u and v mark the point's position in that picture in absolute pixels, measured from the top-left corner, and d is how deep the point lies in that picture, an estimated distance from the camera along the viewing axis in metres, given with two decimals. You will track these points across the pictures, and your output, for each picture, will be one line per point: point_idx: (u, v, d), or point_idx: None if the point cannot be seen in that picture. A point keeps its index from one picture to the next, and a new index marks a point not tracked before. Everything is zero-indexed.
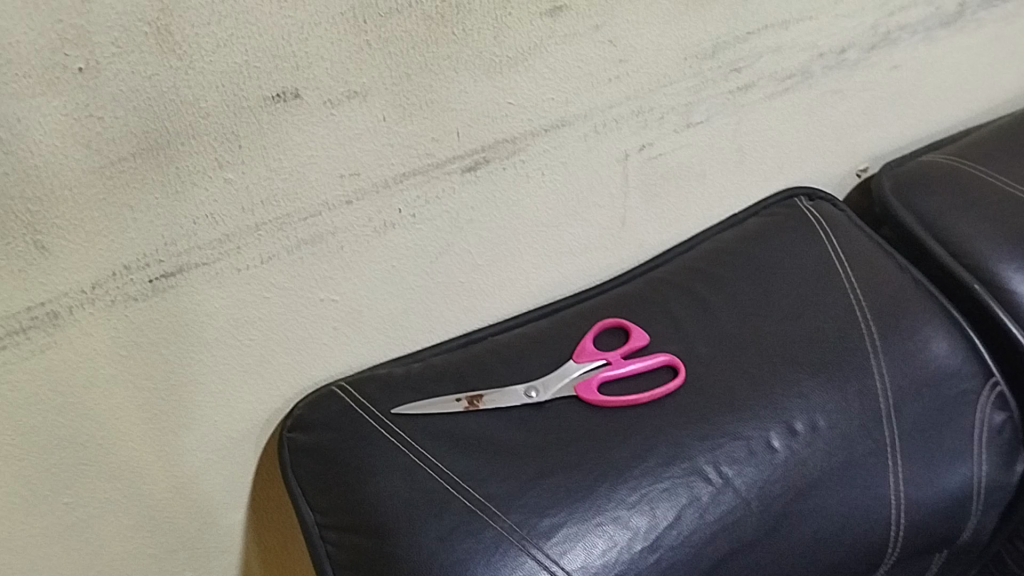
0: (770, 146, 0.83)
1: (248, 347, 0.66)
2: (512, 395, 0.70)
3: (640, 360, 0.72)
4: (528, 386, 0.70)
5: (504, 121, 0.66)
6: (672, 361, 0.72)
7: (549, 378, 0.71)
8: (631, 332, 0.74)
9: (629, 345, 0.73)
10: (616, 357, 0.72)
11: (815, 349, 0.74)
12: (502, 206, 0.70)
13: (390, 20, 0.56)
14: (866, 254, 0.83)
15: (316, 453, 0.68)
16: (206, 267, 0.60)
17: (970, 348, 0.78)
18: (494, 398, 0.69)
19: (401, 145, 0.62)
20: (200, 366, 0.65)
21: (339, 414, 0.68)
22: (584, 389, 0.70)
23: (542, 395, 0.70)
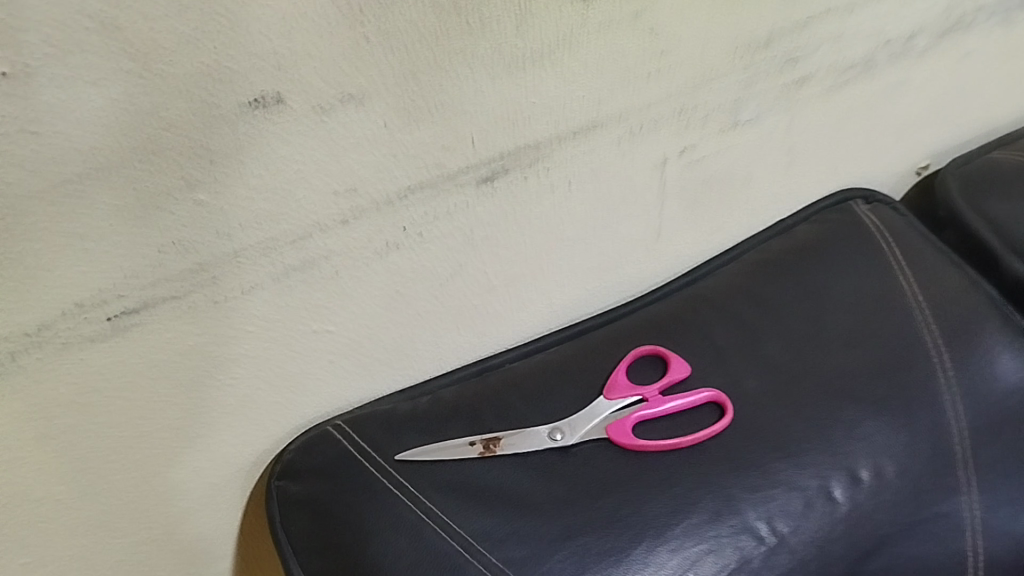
0: (824, 145, 0.74)
1: (230, 385, 0.57)
2: (535, 439, 0.61)
3: (682, 398, 0.62)
4: (553, 428, 0.61)
5: (527, 125, 0.56)
6: (718, 398, 0.63)
7: (577, 418, 0.62)
8: (670, 363, 0.65)
9: (668, 379, 0.64)
10: (654, 393, 0.63)
11: (882, 381, 0.65)
12: (522, 220, 0.61)
13: (393, 10, 0.47)
14: (934, 267, 0.73)
15: (310, 507, 0.59)
16: (176, 300, 0.51)
17: None
18: (513, 442, 0.60)
19: (406, 155, 0.53)
20: (174, 410, 0.56)
21: (336, 459, 0.60)
22: (617, 432, 0.61)
23: (569, 439, 0.61)
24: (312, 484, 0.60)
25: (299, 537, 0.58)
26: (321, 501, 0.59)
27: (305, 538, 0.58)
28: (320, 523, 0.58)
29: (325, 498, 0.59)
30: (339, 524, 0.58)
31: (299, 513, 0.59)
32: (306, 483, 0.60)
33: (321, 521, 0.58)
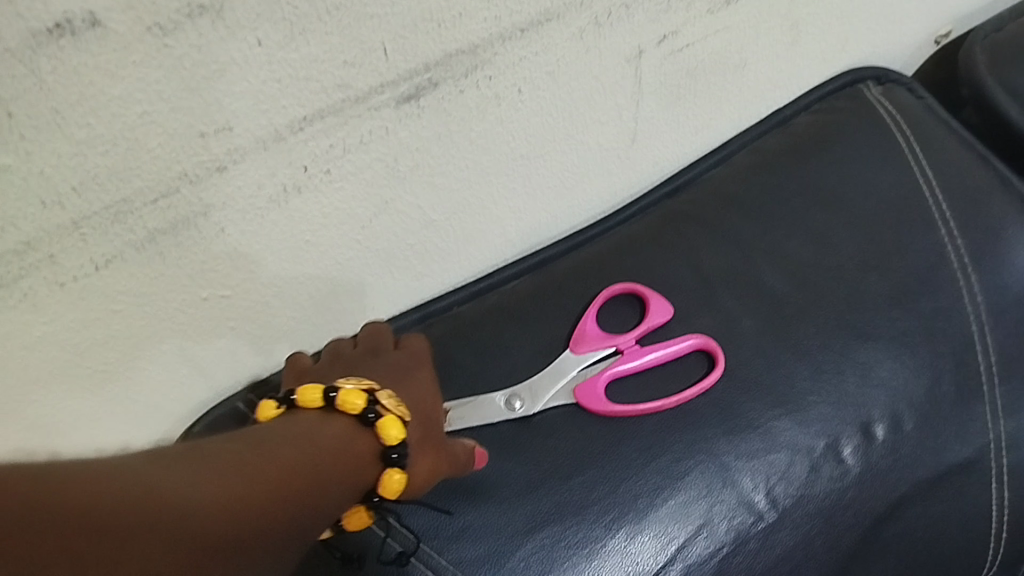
0: (833, 17, 0.60)
1: (105, 372, 0.45)
2: (489, 410, 0.50)
3: (664, 348, 0.52)
4: (510, 394, 0.51)
5: (457, 23, 0.43)
6: (708, 346, 0.52)
7: (541, 380, 0.51)
8: (650, 305, 0.54)
9: (646, 326, 0.53)
10: (631, 344, 0.52)
11: (898, 312, 0.55)
12: (460, 142, 0.48)
13: None
14: (958, 165, 0.61)
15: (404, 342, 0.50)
16: (5, 288, 0.38)
17: None
18: (464, 415, 0.50)
19: (297, 77, 0.39)
20: (34, 409, 0.44)
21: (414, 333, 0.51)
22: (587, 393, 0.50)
23: (530, 407, 0.50)
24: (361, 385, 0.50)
25: (377, 354, 0.48)
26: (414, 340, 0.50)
27: (398, 366, 0.47)
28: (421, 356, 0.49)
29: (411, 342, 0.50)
30: (426, 363, 0.49)
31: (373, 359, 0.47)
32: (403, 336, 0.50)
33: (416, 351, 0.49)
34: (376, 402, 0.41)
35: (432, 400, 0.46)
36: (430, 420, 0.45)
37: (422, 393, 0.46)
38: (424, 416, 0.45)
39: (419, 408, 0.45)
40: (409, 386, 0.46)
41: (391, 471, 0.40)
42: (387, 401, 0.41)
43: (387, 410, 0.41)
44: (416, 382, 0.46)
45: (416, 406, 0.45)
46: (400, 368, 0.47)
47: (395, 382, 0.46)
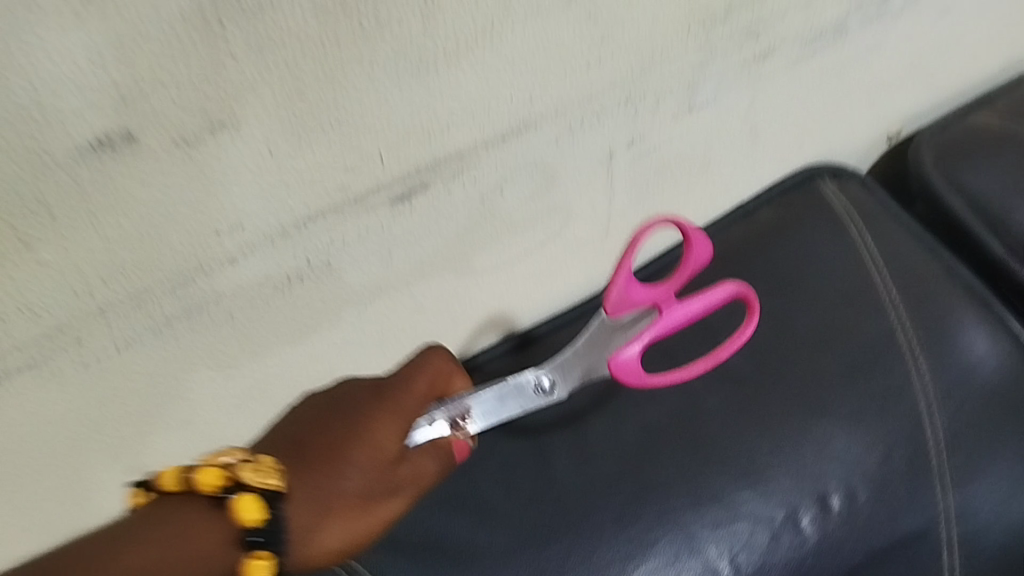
0: (791, 119, 0.66)
1: (121, 443, 0.49)
2: (522, 399, 0.49)
3: (698, 296, 0.48)
4: (546, 378, 0.50)
5: (446, 133, 0.48)
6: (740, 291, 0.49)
7: (573, 363, 0.50)
8: (689, 248, 0.51)
9: (684, 276, 0.52)
10: (667, 299, 0.50)
11: (852, 390, 0.59)
12: (448, 236, 0.53)
13: (260, 20, 0.37)
14: (908, 255, 0.66)
15: (405, 380, 0.46)
16: (35, 368, 0.42)
17: None
18: (494, 404, 0.48)
19: (301, 180, 0.44)
20: (59, 476, 0.48)
21: (441, 375, 0.47)
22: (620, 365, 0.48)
23: (563, 391, 0.50)
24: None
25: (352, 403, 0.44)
26: (417, 381, 0.46)
27: (348, 424, 0.43)
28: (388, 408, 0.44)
29: (424, 382, 0.47)
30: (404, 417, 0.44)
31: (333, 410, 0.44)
32: (409, 374, 0.46)
33: (393, 404, 0.44)
34: (235, 481, 0.38)
35: (356, 476, 0.42)
36: (336, 499, 0.41)
37: (339, 470, 0.42)
38: (324, 494, 0.41)
39: (323, 490, 0.41)
40: (330, 459, 0.42)
41: (253, 559, 0.37)
42: (250, 479, 0.38)
43: (244, 489, 0.38)
44: (344, 456, 0.42)
45: (313, 487, 0.41)
46: (347, 432, 0.43)
47: (318, 453, 0.42)
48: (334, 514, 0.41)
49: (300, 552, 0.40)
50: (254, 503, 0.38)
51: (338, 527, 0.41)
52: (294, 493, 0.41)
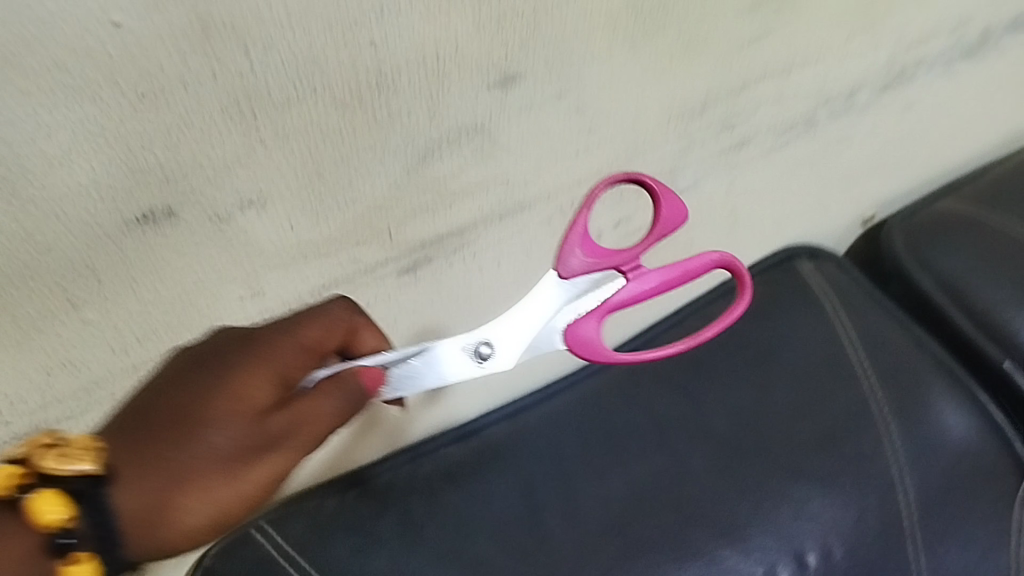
0: (767, 204, 0.71)
1: None
2: (451, 367, 0.43)
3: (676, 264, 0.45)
4: (485, 346, 0.43)
5: (449, 213, 0.53)
6: (729, 261, 0.46)
7: (516, 325, 0.44)
8: (658, 206, 0.47)
9: (655, 237, 0.47)
10: (634, 263, 0.45)
11: (828, 455, 0.63)
12: (449, 306, 0.58)
13: (287, 113, 0.43)
14: (880, 330, 0.71)
15: (285, 326, 0.42)
16: (72, 420, 0.46)
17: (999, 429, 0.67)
18: (419, 372, 0.42)
19: (317, 254, 0.49)
20: None
21: (334, 314, 0.43)
22: (579, 340, 0.44)
23: (503, 358, 0.44)
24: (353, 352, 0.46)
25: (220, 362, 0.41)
26: (299, 326, 0.42)
27: (202, 387, 0.40)
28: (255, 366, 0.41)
29: (308, 327, 0.42)
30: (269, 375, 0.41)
31: (193, 371, 0.41)
32: (293, 318, 0.43)
33: (262, 361, 0.41)
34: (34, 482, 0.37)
35: (218, 437, 0.40)
36: (190, 470, 0.39)
37: (192, 439, 0.40)
38: (174, 467, 0.39)
39: (172, 465, 0.39)
40: (183, 428, 0.40)
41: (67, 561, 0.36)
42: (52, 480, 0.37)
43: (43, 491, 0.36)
44: (198, 423, 0.40)
45: (169, 459, 0.39)
46: (203, 397, 0.40)
47: (163, 423, 0.40)
48: (191, 487, 0.39)
49: (158, 531, 0.39)
50: (58, 497, 0.36)
51: (193, 498, 0.39)
52: (134, 470, 0.39)
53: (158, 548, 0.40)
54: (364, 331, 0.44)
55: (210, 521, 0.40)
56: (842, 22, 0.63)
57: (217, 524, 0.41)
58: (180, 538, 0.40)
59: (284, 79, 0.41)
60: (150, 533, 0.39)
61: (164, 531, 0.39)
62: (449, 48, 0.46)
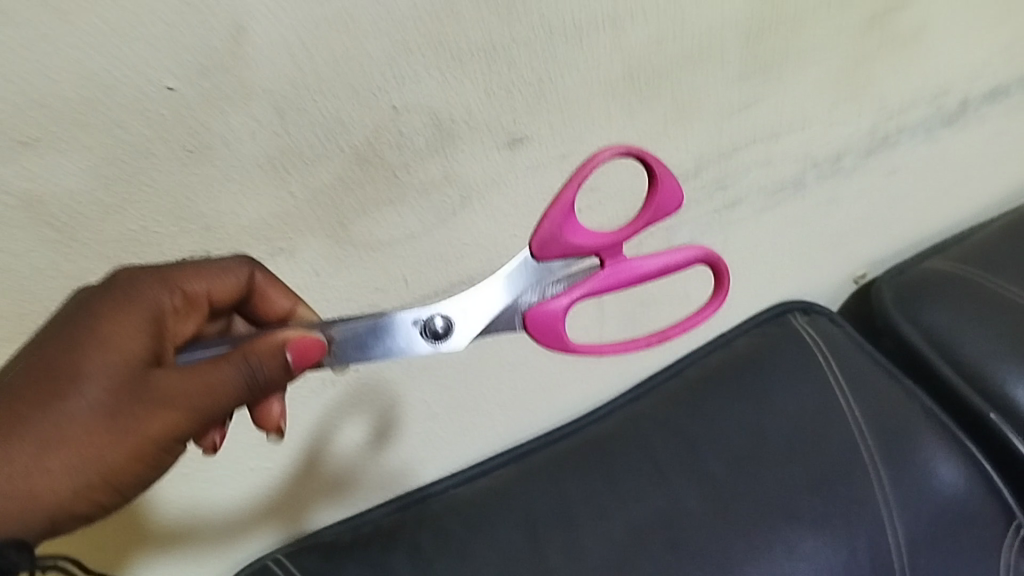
0: (761, 261, 0.75)
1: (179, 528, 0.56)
2: (403, 338, 0.43)
3: (656, 257, 0.45)
4: (439, 320, 0.43)
5: (460, 262, 0.57)
6: (708, 258, 0.46)
7: (473, 301, 0.44)
8: (656, 187, 0.45)
9: (644, 221, 0.46)
10: (613, 248, 0.45)
11: (819, 499, 0.67)
12: (460, 352, 0.62)
13: (317, 168, 0.47)
14: (871, 380, 0.74)
15: (164, 275, 0.41)
16: None
17: (983, 475, 0.72)
18: (367, 339, 0.42)
19: (338, 302, 0.53)
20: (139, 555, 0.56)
21: (221, 267, 0.43)
22: (546, 322, 0.44)
23: (461, 329, 0.44)
24: (251, 312, 0.45)
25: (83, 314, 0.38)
26: (180, 277, 0.41)
27: (72, 340, 0.37)
28: (122, 313, 0.38)
29: (189, 279, 0.41)
30: (142, 322, 0.39)
31: (62, 323, 0.38)
32: (175, 269, 0.41)
33: (130, 309, 0.39)
34: None
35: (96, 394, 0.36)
36: (58, 429, 0.36)
37: (60, 395, 0.36)
38: (40, 427, 0.36)
39: (37, 425, 0.36)
40: (51, 384, 0.36)
41: None
42: None
43: None
44: (69, 377, 0.36)
45: (45, 422, 0.36)
46: (77, 351, 0.37)
47: (29, 380, 0.36)
48: (60, 448, 0.36)
49: (21, 500, 0.36)
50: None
51: (77, 458, 0.36)
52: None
53: (37, 519, 0.36)
54: (266, 287, 0.44)
55: (89, 485, 0.37)
56: (824, 91, 0.68)
57: (118, 485, 0.38)
58: (77, 499, 0.37)
59: (314, 139, 0.46)
60: (11, 503, 0.35)
61: (30, 501, 0.36)
62: (463, 112, 0.51)
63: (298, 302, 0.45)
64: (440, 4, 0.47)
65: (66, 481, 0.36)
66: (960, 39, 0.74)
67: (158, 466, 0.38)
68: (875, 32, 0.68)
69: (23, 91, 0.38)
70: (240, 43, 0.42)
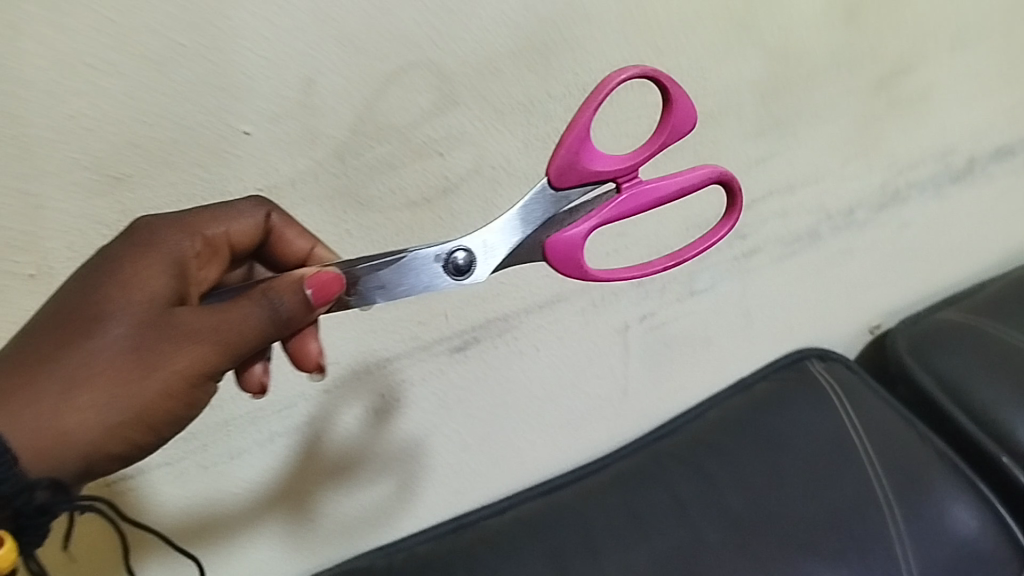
0: (779, 308, 0.79)
1: (233, 537, 0.60)
2: (427, 273, 0.43)
3: (671, 179, 0.45)
4: (461, 255, 0.43)
5: (495, 300, 0.62)
6: (721, 178, 0.46)
7: (495, 232, 0.43)
8: (668, 109, 0.45)
9: (658, 143, 0.45)
10: (630, 172, 0.45)
11: (835, 535, 0.70)
12: (493, 386, 0.66)
13: (371, 208, 0.52)
14: (885, 423, 0.77)
15: (183, 223, 0.41)
16: (169, 466, 0.54)
17: (993, 517, 0.75)
18: (393, 277, 0.42)
19: (382, 330, 0.58)
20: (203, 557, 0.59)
21: (236, 211, 0.43)
22: (566, 249, 0.44)
23: (483, 257, 0.43)
24: (270, 258, 0.46)
25: (108, 261, 0.39)
26: (198, 224, 0.42)
27: (95, 285, 0.38)
28: (143, 257, 0.39)
29: (208, 225, 0.42)
30: (163, 264, 0.39)
31: (85, 273, 0.39)
32: (191, 215, 0.42)
33: (152, 253, 0.39)
34: None
35: (125, 331, 0.37)
36: (84, 368, 0.36)
37: (87, 334, 0.36)
38: (67, 366, 0.36)
39: (64, 366, 0.36)
40: (77, 325, 0.36)
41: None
42: None
43: None
44: (94, 318, 0.37)
45: (75, 359, 0.36)
46: (104, 292, 0.37)
47: (56, 322, 0.37)
48: (90, 386, 0.36)
49: (55, 438, 0.35)
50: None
51: (110, 394, 0.36)
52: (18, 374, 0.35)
53: (72, 459, 0.36)
54: (282, 230, 0.45)
55: (121, 424, 0.37)
56: (837, 147, 0.73)
57: (151, 425, 0.38)
58: (110, 438, 0.37)
59: (369, 182, 0.51)
60: (46, 439, 0.35)
61: (62, 440, 0.35)
62: (503, 160, 0.56)
63: (316, 244, 0.46)
64: (485, 62, 0.52)
65: (99, 418, 0.36)
66: (964, 101, 0.79)
67: (190, 405, 0.39)
68: (883, 93, 0.73)
69: (118, 132, 0.43)
70: (308, 93, 0.47)
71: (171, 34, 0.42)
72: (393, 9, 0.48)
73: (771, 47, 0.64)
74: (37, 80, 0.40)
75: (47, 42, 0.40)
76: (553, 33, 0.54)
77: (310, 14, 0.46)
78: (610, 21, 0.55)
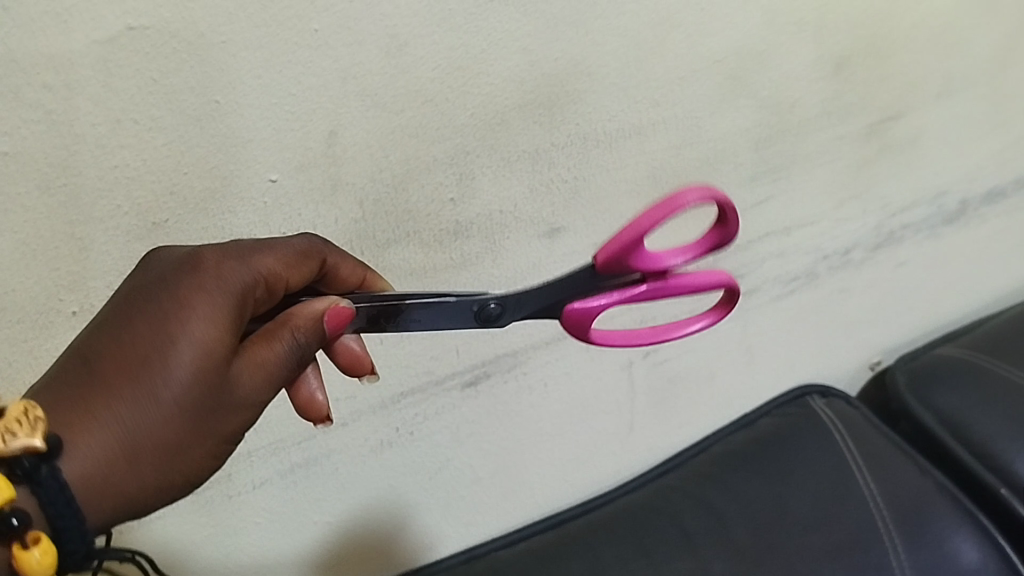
0: (780, 345, 0.82)
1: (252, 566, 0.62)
2: (460, 317, 0.45)
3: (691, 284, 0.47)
4: (494, 304, 0.45)
5: (505, 336, 0.65)
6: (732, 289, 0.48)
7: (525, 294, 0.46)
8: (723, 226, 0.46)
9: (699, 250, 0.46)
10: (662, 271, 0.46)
11: (836, 564, 0.72)
12: (504, 419, 0.69)
13: (387, 250, 0.56)
14: (885, 456, 0.79)
15: (239, 255, 0.41)
16: (194, 496, 0.57)
17: (993, 548, 0.76)
18: (426, 315, 0.45)
19: (397, 366, 0.61)
20: None
21: (290, 241, 0.44)
22: (575, 319, 0.46)
23: (509, 311, 0.46)
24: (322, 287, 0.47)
25: (166, 300, 0.39)
26: (255, 257, 0.42)
27: (152, 333, 0.38)
28: (200, 297, 0.39)
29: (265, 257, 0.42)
30: (219, 306, 0.39)
31: (141, 313, 0.39)
32: (248, 247, 0.42)
33: (208, 292, 0.39)
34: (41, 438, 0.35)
35: (184, 390, 0.38)
36: (145, 428, 0.37)
37: (149, 391, 0.37)
38: (130, 423, 0.37)
39: (124, 414, 0.37)
40: (137, 379, 0.37)
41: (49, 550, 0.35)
42: (41, 434, 0.35)
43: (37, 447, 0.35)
44: (154, 373, 0.37)
45: (138, 418, 0.37)
46: (164, 343, 0.38)
47: (118, 375, 0.37)
48: (148, 445, 0.37)
49: (117, 495, 0.37)
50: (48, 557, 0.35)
51: (169, 453, 0.38)
52: (78, 412, 0.37)
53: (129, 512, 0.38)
54: (332, 258, 0.46)
55: (175, 481, 0.38)
56: (831, 191, 0.76)
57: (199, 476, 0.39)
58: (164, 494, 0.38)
59: (386, 227, 0.55)
60: (109, 498, 0.37)
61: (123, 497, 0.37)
62: (511, 206, 0.59)
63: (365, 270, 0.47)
64: (494, 114, 0.56)
65: (156, 475, 0.38)
66: (953, 146, 0.83)
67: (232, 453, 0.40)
68: (874, 139, 0.76)
69: (158, 181, 0.47)
70: (331, 144, 0.51)
71: (208, 93, 0.46)
72: (409, 67, 0.52)
73: (764, 98, 0.68)
74: (87, 134, 0.44)
75: (97, 100, 0.44)
76: (558, 87, 0.58)
77: (332, 72, 0.49)
78: (611, 76, 0.59)
